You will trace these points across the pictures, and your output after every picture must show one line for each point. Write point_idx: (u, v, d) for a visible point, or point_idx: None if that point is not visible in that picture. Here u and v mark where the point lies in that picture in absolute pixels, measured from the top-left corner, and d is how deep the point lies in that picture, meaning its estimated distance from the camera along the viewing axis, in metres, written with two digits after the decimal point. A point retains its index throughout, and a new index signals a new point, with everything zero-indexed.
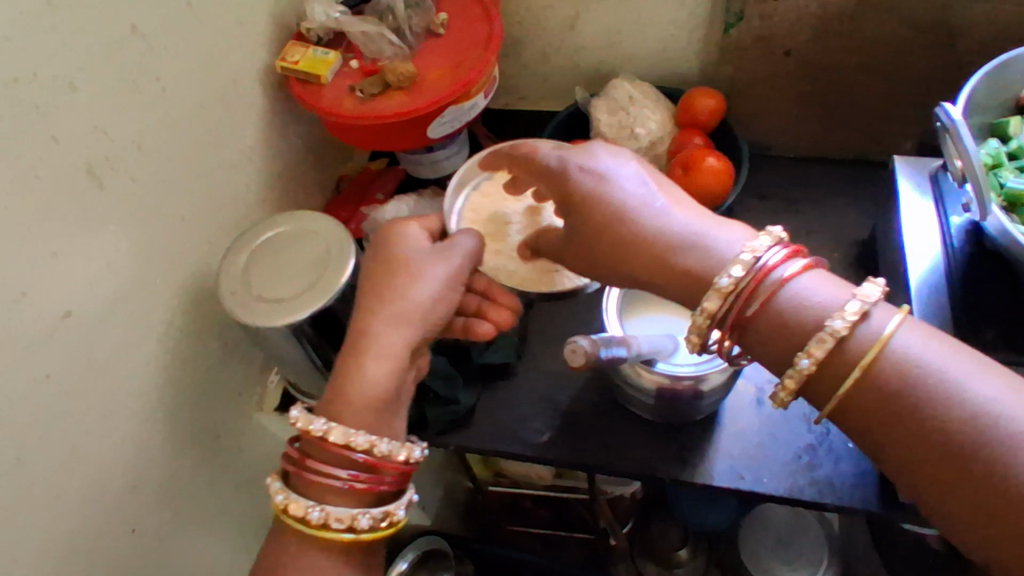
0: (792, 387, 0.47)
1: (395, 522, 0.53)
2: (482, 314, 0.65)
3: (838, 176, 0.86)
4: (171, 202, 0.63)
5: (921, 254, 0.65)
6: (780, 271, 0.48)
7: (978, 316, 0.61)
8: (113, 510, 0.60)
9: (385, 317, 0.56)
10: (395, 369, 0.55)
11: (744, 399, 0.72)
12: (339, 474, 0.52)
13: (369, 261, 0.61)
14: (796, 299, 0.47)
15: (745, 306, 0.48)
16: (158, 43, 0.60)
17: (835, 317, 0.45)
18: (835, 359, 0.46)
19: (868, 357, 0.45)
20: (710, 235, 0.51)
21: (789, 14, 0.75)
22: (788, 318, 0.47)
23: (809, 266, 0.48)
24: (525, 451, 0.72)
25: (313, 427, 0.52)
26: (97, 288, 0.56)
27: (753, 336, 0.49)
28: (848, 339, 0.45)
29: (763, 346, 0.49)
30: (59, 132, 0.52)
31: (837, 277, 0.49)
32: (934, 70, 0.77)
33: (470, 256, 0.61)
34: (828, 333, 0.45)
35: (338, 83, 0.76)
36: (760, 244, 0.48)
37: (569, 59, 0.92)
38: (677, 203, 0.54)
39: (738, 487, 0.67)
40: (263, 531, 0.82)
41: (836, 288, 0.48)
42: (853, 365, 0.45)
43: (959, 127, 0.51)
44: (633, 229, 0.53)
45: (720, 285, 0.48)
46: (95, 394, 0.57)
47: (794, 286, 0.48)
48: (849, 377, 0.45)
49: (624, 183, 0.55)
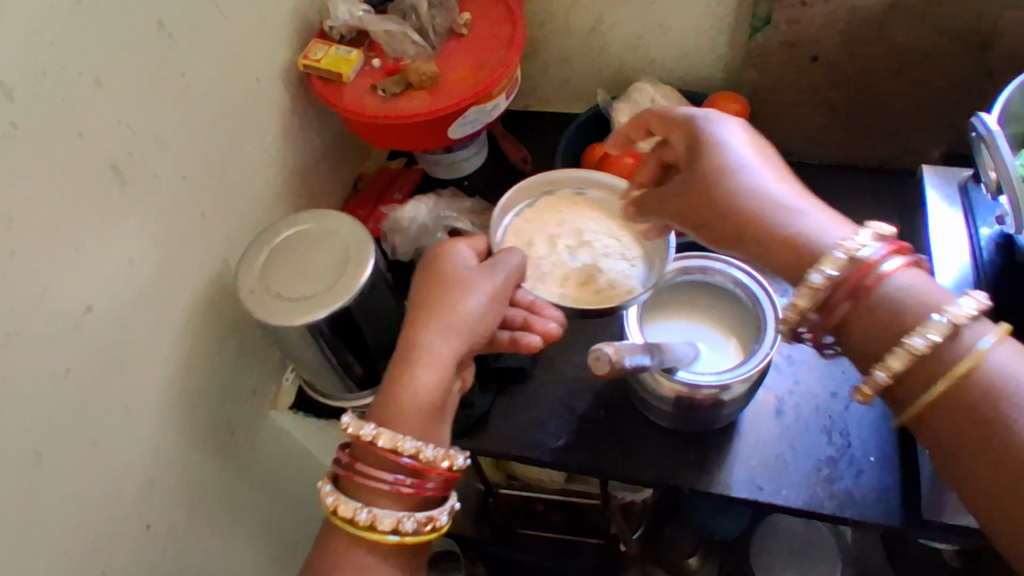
0: (890, 375, 0.43)
1: (440, 527, 0.51)
2: (528, 327, 0.61)
3: (863, 184, 0.85)
4: (193, 199, 0.64)
5: (949, 266, 0.64)
6: (881, 267, 0.45)
7: (1009, 331, 0.59)
8: (130, 505, 0.60)
9: (436, 327, 0.54)
10: (442, 382, 0.52)
11: (765, 409, 0.71)
12: (385, 477, 0.50)
13: (418, 274, 0.59)
14: (896, 295, 0.44)
15: (851, 289, 0.45)
16: (183, 40, 0.61)
17: (918, 333, 0.42)
18: (916, 369, 0.42)
19: (964, 366, 0.41)
20: (809, 215, 0.48)
21: (817, 19, 0.74)
22: (886, 313, 0.44)
23: (908, 266, 0.45)
24: (541, 456, 0.71)
25: (364, 431, 0.50)
26: (119, 284, 0.56)
27: (857, 322, 0.46)
28: (949, 341, 0.42)
29: (861, 334, 0.45)
30: (84, 127, 0.52)
31: (937, 284, 0.44)
32: (965, 78, 0.75)
33: (517, 272, 0.59)
34: (907, 347, 0.42)
35: (360, 82, 0.76)
36: (860, 236, 0.45)
37: (591, 62, 0.92)
38: (782, 180, 0.51)
39: (756, 498, 0.66)
40: (276, 529, 0.82)
41: (938, 293, 0.44)
42: (945, 373, 0.41)
43: (996, 138, 0.49)
44: (735, 200, 0.51)
45: (810, 282, 0.45)
46: (115, 389, 0.57)
47: (896, 281, 0.44)
48: (940, 385, 0.41)
49: (732, 153, 0.53)
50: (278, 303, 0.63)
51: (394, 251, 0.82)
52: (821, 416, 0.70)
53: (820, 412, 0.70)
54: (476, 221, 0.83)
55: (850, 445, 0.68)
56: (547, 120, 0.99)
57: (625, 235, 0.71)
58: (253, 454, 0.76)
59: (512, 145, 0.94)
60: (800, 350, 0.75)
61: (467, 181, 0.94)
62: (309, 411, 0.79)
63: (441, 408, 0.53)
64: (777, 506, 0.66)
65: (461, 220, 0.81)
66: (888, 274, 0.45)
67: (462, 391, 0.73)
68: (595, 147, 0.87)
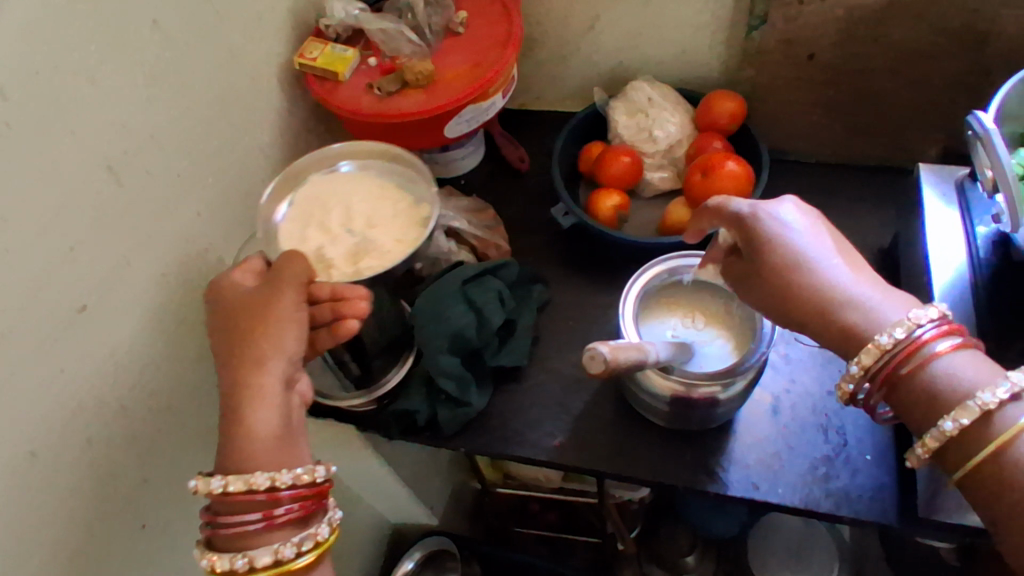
0: (931, 447, 0.47)
1: (322, 542, 0.51)
2: (341, 314, 0.57)
3: (860, 183, 0.85)
4: (189, 197, 0.63)
5: (946, 265, 0.63)
6: (927, 350, 0.48)
7: (1004, 330, 0.59)
8: (125, 505, 0.60)
9: (238, 368, 0.52)
10: (281, 412, 0.52)
11: (760, 408, 0.71)
12: (250, 517, 0.50)
13: (213, 314, 0.56)
14: (947, 373, 0.48)
15: (898, 366, 0.49)
16: (178, 38, 0.60)
17: (951, 417, 0.46)
18: (954, 444, 0.47)
19: (1003, 438, 0.45)
20: (878, 304, 0.51)
21: (813, 17, 0.74)
22: (918, 396, 0.48)
23: (962, 349, 0.48)
24: (537, 455, 0.71)
25: (212, 486, 0.50)
26: (114, 283, 0.56)
27: (903, 397, 0.50)
28: (987, 417, 0.45)
29: (907, 407, 0.50)
30: (79, 126, 0.52)
31: (992, 363, 0.48)
32: (961, 76, 0.75)
33: (298, 275, 0.56)
34: (937, 431, 0.46)
35: (356, 80, 0.75)
36: (916, 319, 0.49)
37: (588, 60, 0.92)
38: (854, 272, 0.53)
39: (752, 497, 0.66)
40: None
41: (979, 375, 0.47)
42: (984, 444, 0.45)
43: (992, 136, 0.49)
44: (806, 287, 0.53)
45: (853, 368, 0.51)
46: (109, 388, 0.57)
47: (951, 358, 0.48)
48: (977, 456, 0.45)
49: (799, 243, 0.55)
50: None
51: None
52: (818, 415, 0.70)
53: (816, 411, 0.70)
54: (472, 220, 0.83)
55: (846, 443, 0.68)
56: (543, 119, 0.99)
57: (401, 225, 0.68)
58: None
59: (508, 144, 0.94)
60: (796, 349, 0.75)
61: (463, 179, 0.93)
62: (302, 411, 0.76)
63: (291, 431, 0.53)
64: (773, 504, 0.66)
65: (457, 219, 0.81)
66: (932, 358, 0.48)
67: (459, 389, 0.72)
68: (592, 146, 0.87)
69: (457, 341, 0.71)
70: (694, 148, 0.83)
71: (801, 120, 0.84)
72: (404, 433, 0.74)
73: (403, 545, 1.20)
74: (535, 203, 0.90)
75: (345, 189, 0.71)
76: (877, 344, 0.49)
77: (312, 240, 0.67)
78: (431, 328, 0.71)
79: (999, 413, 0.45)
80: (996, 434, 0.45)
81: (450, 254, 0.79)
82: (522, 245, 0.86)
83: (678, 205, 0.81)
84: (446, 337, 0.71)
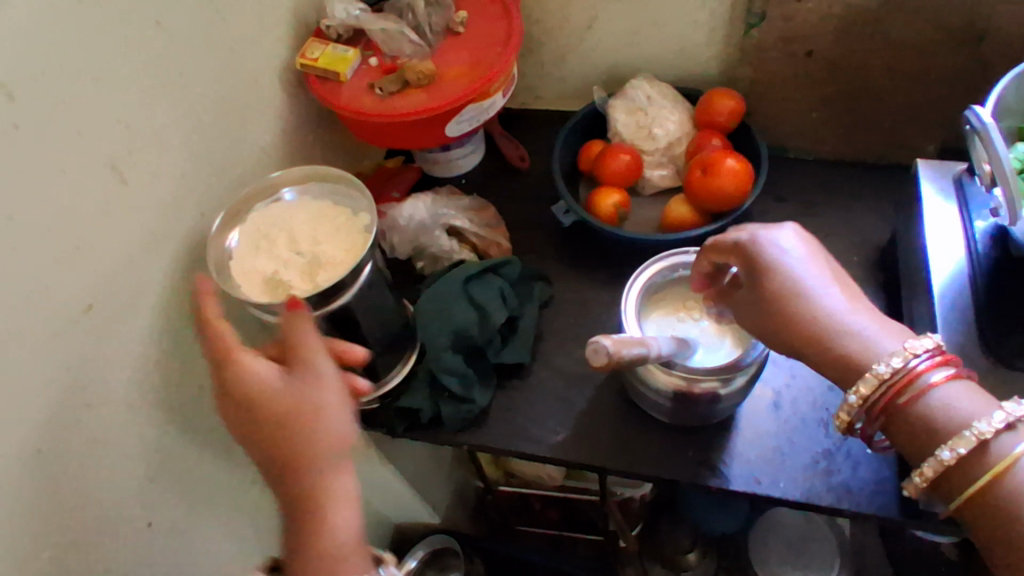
0: (929, 475, 0.50)
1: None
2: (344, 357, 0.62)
3: (858, 179, 0.85)
4: (193, 198, 0.64)
5: (944, 260, 0.64)
6: (925, 379, 0.51)
7: (1004, 323, 0.60)
8: (132, 502, 0.60)
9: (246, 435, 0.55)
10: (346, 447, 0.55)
11: (761, 403, 0.72)
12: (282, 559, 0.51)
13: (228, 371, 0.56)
14: (942, 405, 0.50)
15: (894, 398, 0.51)
16: (181, 39, 0.61)
17: (946, 447, 0.49)
18: (953, 473, 0.49)
19: (999, 467, 0.47)
20: (868, 330, 0.53)
21: (811, 15, 0.75)
22: (917, 426, 0.51)
23: (958, 378, 0.51)
24: (540, 451, 0.71)
25: None
26: (120, 282, 0.56)
27: (902, 425, 0.52)
28: (983, 447, 0.48)
29: (905, 437, 0.52)
30: (84, 127, 0.52)
31: (984, 391, 0.50)
32: (958, 72, 0.76)
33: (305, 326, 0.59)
34: (934, 461, 0.49)
35: (358, 80, 0.76)
36: (917, 346, 0.51)
37: (587, 59, 0.92)
38: (847, 295, 0.56)
39: (754, 491, 0.67)
40: (275, 526, 0.83)
41: (976, 404, 0.49)
42: (981, 473, 0.48)
43: (990, 131, 0.50)
44: (803, 308, 0.55)
45: (851, 401, 0.53)
46: (116, 387, 0.57)
47: (945, 389, 0.50)
48: (976, 484, 0.48)
49: (801, 266, 0.56)
50: (256, 278, 0.60)
51: (391, 250, 0.81)
52: (818, 410, 0.70)
53: (817, 406, 0.71)
54: (474, 219, 0.83)
55: (847, 438, 0.68)
56: (543, 118, 0.99)
57: (343, 233, 0.63)
58: None
59: (508, 143, 0.94)
60: None
61: (464, 178, 0.94)
62: None
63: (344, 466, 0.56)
64: (775, 498, 0.66)
65: (459, 217, 0.81)
66: (929, 388, 0.51)
67: (463, 386, 0.73)
68: (592, 145, 0.88)
69: (459, 338, 0.72)
70: (694, 146, 0.84)
71: (799, 117, 0.85)
72: (408, 431, 0.74)
73: (406, 545, 1.20)
74: (536, 202, 0.90)
75: (284, 215, 0.64)
76: (877, 375, 0.51)
77: (263, 265, 0.61)
78: (434, 326, 0.72)
79: (995, 442, 0.47)
80: (992, 463, 0.47)
81: (451, 252, 0.80)
82: (523, 243, 0.87)
83: (677, 202, 0.81)
84: (447, 334, 0.72)
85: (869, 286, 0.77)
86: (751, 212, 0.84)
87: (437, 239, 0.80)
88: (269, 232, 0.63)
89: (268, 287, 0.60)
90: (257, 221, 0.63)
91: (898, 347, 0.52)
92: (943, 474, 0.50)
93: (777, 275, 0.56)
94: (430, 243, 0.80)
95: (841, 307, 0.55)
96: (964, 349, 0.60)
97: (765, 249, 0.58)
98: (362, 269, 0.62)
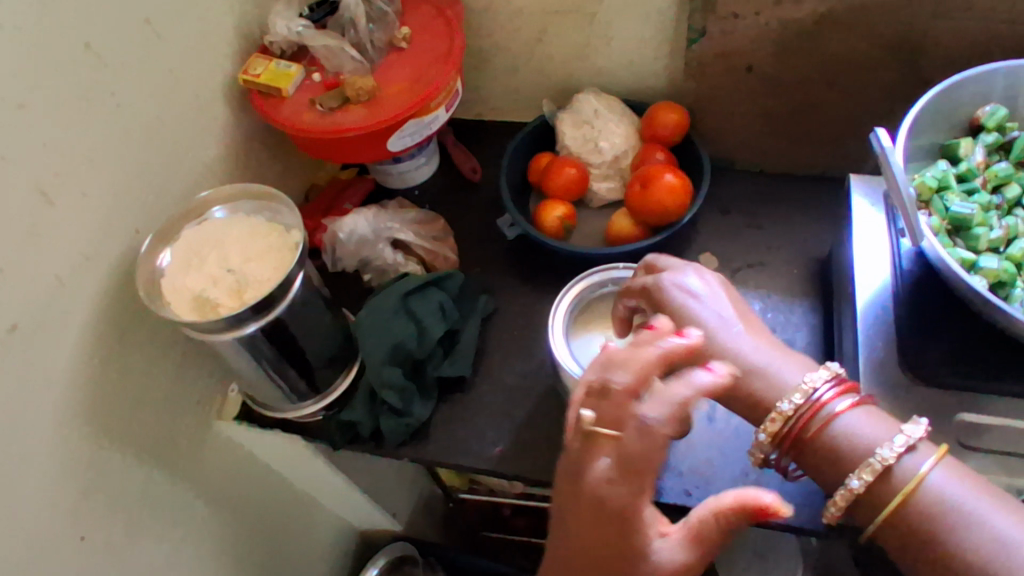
0: (841, 504, 0.50)
1: None
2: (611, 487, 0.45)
3: (804, 191, 0.86)
4: (129, 215, 0.64)
5: (870, 279, 0.65)
6: (828, 408, 0.52)
7: (925, 340, 0.59)
8: (65, 517, 0.61)
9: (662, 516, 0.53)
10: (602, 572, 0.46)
11: (696, 415, 0.72)
12: None
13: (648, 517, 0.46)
14: (846, 433, 0.51)
15: (802, 429, 0.52)
16: (114, 60, 0.61)
17: (853, 475, 0.50)
18: (866, 498, 0.50)
19: (907, 489, 0.48)
20: (776, 365, 0.55)
21: (749, 30, 0.75)
22: (828, 454, 0.52)
23: (858, 405, 0.52)
24: (479, 464, 0.72)
25: None
26: (48, 302, 0.57)
27: (810, 457, 0.53)
28: (888, 471, 0.49)
29: (817, 469, 0.53)
30: (8, 151, 0.53)
31: (884, 415, 0.52)
32: (897, 86, 0.76)
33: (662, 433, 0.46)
34: (845, 490, 0.50)
35: (300, 95, 0.77)
36: (817, 377, 0.53)
37: (539, 71, 0.93)
38: (752, 329, 0.58)
39: (684, 503, 0.67)
40: (221, 536, 0.83)
41: (878, 428, 0.51)
42: (890, 496, 0.49)
43: (886, 155, 0.51)
44: (709, 347, 0.57)
45: (761, 435, 0.54)
46: (44, 405, 0.58)
47: (848, 418, 0.52)
48: (886, 508, 0.49)
49: (703, 306, 0.58)
50: (185, 296, 0.61)
51: (335, 262, 0.83)
52: (751, 423, 0.71)
53: (750, 419, 0.72)
54: (419, 232, 0.84)
55: None
56: (498, 129, 1.00)
57: (275, 252, 0.64)
58: (200, 465, 0.77)
59: (461, 154, 0.95)
60: None
61: (417, 190, 0.95)
62: (252, 422, 0.78)
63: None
64: None
65: (403, 231, 0.82)
66: (834, 416, 0.52)
67: (402, 400, 0.73)
68: (540, 158, 0.89)
69: (398, 352, 0.73)
70: (638, 159, 0.85)
71: (745, 131, 0.85)
72: (348, 443, 0.75)
73: (370, 551, 1.21)
74: (486, 214, 0.91)
75: (217, 232, 0.65)
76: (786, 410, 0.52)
77: (192, 282, 0.62)
78: (373, 341, 0.73)
79: (899, 465, 0.49)
80: (900, 486, 0.49)
81: (396, 265, 0.81)
82: (472, 255, 0.87)
83: (620, 216, 0.82)
84: (386, 348, 0.72)
85: (808, 298, 0.78)
86: (697, 225, 0.85)
87: (382, 253, 0.81)
88: (201, 252, 0.64)
89: (197, 305, 0.61)
90: (189, 241, 0.64)
91: (799, 380, 0.54)
92: (856, 501, 0.50)
93: (681, 317, 0.58)
94: (374, 257, 0.81)
95: (748, 345, 0.56)
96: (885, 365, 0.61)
97: (672, 292, 0.60)
98: (292, 284, 0.63)
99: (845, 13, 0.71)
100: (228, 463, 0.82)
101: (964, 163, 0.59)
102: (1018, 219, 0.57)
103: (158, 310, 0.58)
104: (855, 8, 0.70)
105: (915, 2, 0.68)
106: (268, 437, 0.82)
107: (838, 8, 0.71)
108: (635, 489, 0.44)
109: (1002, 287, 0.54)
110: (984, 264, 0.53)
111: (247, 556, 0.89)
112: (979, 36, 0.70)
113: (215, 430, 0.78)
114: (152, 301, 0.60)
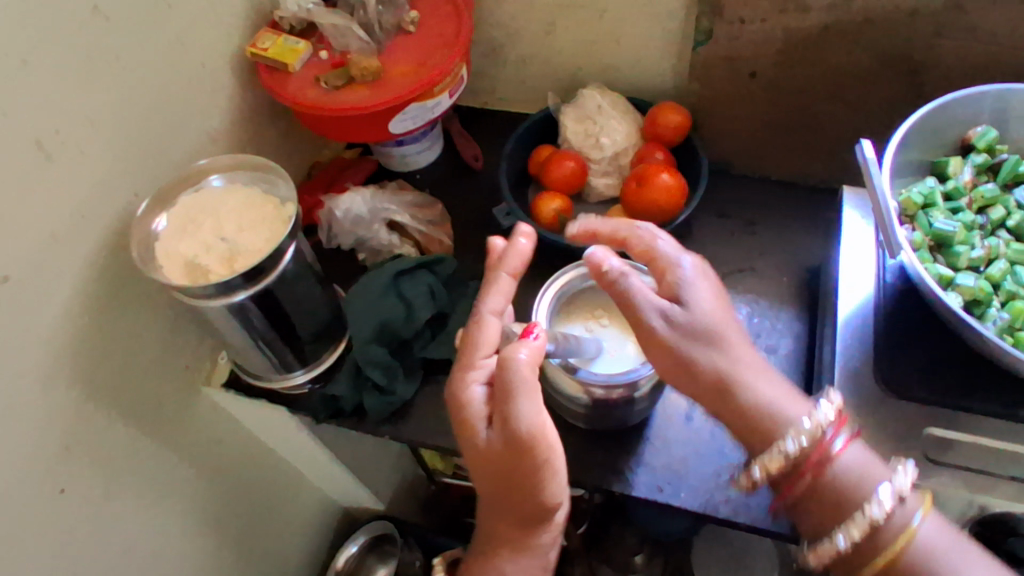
0: (835, 549, 0.52)
1: None
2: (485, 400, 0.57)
3: (801, 201, 0.86)
4: (129, 178, 0.66)
5: (852, 292, 0.66)
6: (828, 450, 0.53)
7: (897, 351, 0.60)
8: (46, 468, 0.63)
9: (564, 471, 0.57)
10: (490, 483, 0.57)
11: (674, 413, 0.73)
12: None
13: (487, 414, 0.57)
14: (845, 477, 0.53)
15: (802, 470, 0.54)
16: (121, 24, 0.62)
17: (853, 524, 0.51)
18: (859, 550, 0.52)
19: (900, 542, 0.51)
20: (782, 401, 0.55)
21: (754, 37, 0.76)
22: (827, 496, 0.53)
23: (851, 445, 0.54)
24: (456, 447, 0.74)
25: None
26: (42, 257, 0.58)
27: (804, 497, 0.54)
28: (887, 521, 0.51)
29: (809, 509, 0.54)
30: (9, 106, 0.54)
31: (874, 457, 0.54)
32: (898, 102, 0.76)
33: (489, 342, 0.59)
34: (845, 539, 0.51)
35: (306, 72, 0.78)
36: (823, 416, 0.54)
37: (547, 64, 0.93)
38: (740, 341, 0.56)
39: (655, 499, 0.68)
40: (202, 500, 0.85)
41: (875, 475, 0.53)
42: (885, 547, 0.51)
43: (868, 167, 0.51)
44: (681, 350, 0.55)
45: (757, 471, 0.54)
46: (32, 358, 0.59)
47: (846, 461, 0.53)
48: (878, 559, 0.51)
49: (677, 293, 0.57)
50: (178, 261, 0.62)
51: (331, 240, 0.84)
52: (728, 424, 0.72)
53: (727, 420, 0.72)
54: (415, 215, 0.85)
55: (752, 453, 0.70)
56: (504, 119, 1.01)
57: (268, 223, 0.65)
58: (185, 428, 0.79)
59: (465, 142, 0.96)
60: None
61: (419, 174, 0.96)
62: (239, 390, 0.80)
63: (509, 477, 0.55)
64: (674, 507, 0.68)
65: (400, 213, 0.83)
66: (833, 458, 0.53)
67: (386, 379, 0.75)
68: (541, 150, 0.89)
69: (385, 331, 0.74)
70: (637, 158, 0.85)
71: (746, 137, 0.85)
72: (332, 418, 0.76)
73: (352, 526, 1.23)
74: (484, 202, 0.92)
75: (214, 201, 0.66)
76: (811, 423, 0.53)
77: (185, 248, 0.63)
78: (361, 318, 0.74)
79: (896, 517, 0.51)
80: (895, 539, 0.51)
81: (390, 246, 0.82)
82: (467, 242, 0.88)
83: (615, 212, 0.83)
84: (372, 327, 0.74)
85: (795, 307, 0.78)
86: (691, 227, 0.86)
87: (377, 233, 0.82)
88: (196, 219, 0.65)
89: (189, 271, 0.62)
90: (185, 208, 0.65)
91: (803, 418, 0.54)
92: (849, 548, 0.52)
93: (647, 317, 0.55)
94: (369, 236, 0.82)
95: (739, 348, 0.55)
96: (860, 377, 0.61)
97: (626, 278, 0.56)
98: (282, 257, 0.64)
99: (849, 25, 0.71)
100: (212, 429, 0.83)
101: (953, 182, 0.60)
102: (1001, 240, 0.58)
103: (150, 274, 0.60)
104: (859, 21, 0.70)
105: (920, 19, 0.69)
106: (254, 407, 0.83)
107: (843, 20, 0.71)
108: (462, 370, 0.58)
109: (978, 305, 0.55)
110: (961, 282, 0.54)
111: (227, 521, 0.91)
112: (983, 57, 0.70)
113: (202, 396, 0.80)
114: (145, 265, 0.61)
